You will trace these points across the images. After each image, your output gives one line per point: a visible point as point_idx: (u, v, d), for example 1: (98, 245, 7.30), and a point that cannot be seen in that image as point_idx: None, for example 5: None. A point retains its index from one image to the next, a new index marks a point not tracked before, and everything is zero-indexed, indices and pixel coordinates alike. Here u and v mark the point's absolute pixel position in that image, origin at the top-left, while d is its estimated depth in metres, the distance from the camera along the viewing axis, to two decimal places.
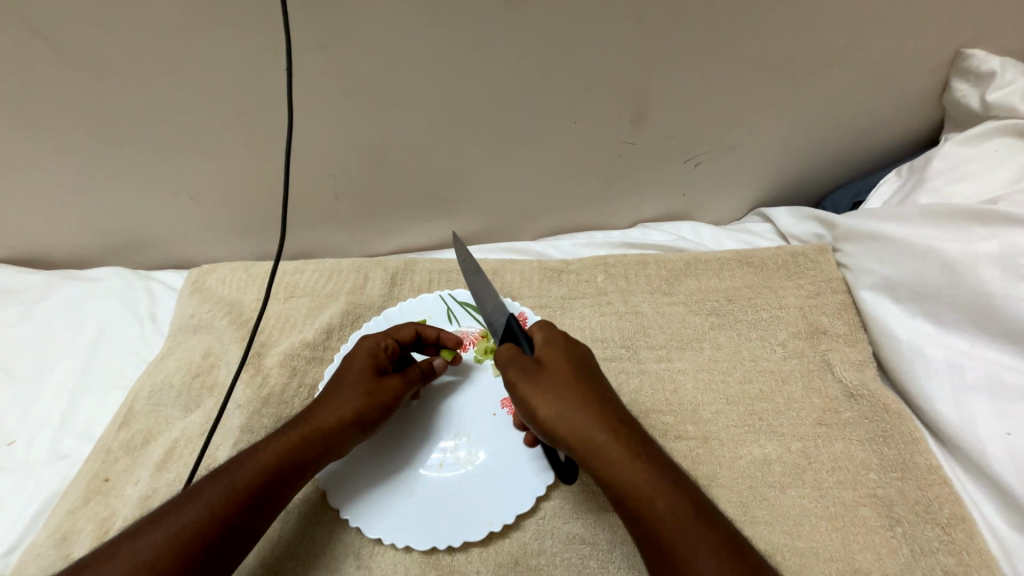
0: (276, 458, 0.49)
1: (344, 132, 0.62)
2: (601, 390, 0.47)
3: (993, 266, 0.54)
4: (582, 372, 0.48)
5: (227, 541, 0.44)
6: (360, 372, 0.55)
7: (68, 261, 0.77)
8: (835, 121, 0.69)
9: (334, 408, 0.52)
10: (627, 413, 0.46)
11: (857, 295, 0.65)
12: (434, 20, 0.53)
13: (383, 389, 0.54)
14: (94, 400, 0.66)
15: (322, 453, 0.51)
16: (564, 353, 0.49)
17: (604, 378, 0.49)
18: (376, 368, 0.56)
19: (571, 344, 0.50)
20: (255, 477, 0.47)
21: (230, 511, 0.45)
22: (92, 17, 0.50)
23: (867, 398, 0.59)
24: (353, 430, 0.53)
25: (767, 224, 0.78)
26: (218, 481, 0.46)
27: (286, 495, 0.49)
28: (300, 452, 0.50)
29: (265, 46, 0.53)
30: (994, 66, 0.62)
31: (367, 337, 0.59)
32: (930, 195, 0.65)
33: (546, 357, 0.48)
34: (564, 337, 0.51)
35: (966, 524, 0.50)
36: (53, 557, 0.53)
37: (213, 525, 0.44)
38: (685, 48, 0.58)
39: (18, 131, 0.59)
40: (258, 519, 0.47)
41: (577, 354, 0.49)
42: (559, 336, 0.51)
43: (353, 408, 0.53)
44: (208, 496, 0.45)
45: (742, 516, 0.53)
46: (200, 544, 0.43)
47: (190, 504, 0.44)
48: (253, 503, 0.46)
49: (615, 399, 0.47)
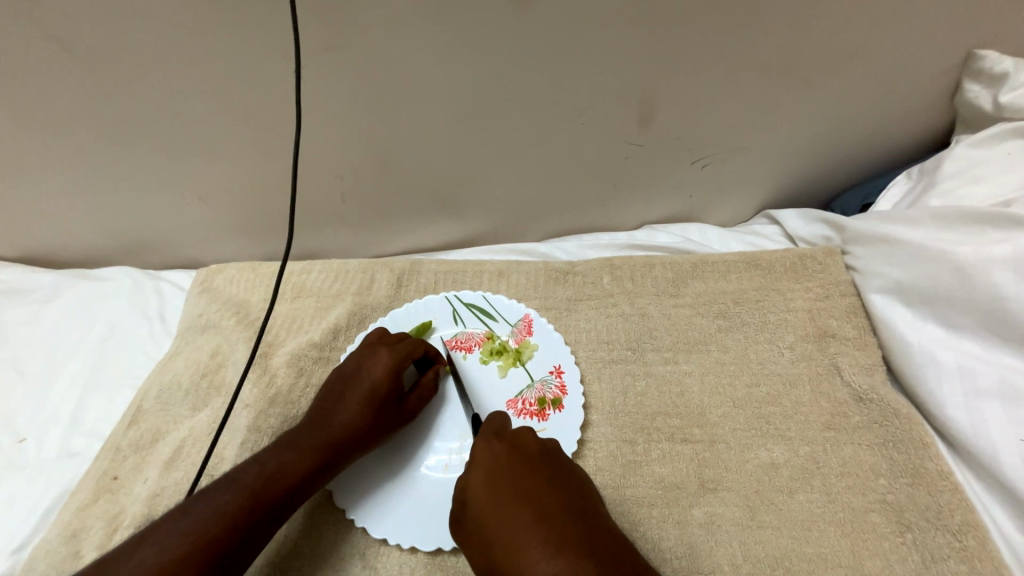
0: (290, 468, 0.51)
1: (352, 134, 0.63)
2: (528, 507, 0.43)
3: (1005, 270, 0.54)
4: (509, 489, 0.44)
5: (243, 547, 0.46)
6: (382, 388, 0.57)
7: (78, 260, 0.78)
8: (844, 122, 0.68)
9: (356, 424, 0.55)
10: (564, 531, 0.41)
11: (866, 298, 0.64)
12: (440, 23, 0.53)
13: (402, 409, 0.57)
14: (104, 398, 0.67)
15: (336, 463, 0.53)
16: (492, 467, 0.46)
17: (546, 483, 0.45)
18: (398, 386, 0.58)
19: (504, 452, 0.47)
20: (268, 486, 0.49)
21: (245, 517, 0.47)
22: (104, 21, 0.51)
23: (877, 402, 0.58)
24: (369, 441, 0.55)
25: (775, 226, 0.78)
26: (234, 487, 0.48)
27: (296, 503, 0.50)
28: (315, 463, 0.52)
29: (273, 50, 0.54)
30: (1008, 66, 0.61)
31: (387, 347, 0.60)
32: (941, 198, 0.64)
33: (473, 484, 0.46)
34: (501, 441, 0.48)
35: (977, 531, 0.50)
36: (64, 554, 0.53)
37: (231, 530, 0.46)
38: (692, 48, 0.58)
39: (30, 132, 0.60)
40: (270, 525, 0.48)
41: (509, 463, 0.46)
42: (485, 450, 0.47)
43: (373, 426, 0.55)
44: (224, 503, 0.47)
45: (748, 520, 0.53)
46: (216, 550, 0.44)
47: (207, 509, 0.46)
48: (270, 510, 0.48)
49: (550, 512, 0.43)
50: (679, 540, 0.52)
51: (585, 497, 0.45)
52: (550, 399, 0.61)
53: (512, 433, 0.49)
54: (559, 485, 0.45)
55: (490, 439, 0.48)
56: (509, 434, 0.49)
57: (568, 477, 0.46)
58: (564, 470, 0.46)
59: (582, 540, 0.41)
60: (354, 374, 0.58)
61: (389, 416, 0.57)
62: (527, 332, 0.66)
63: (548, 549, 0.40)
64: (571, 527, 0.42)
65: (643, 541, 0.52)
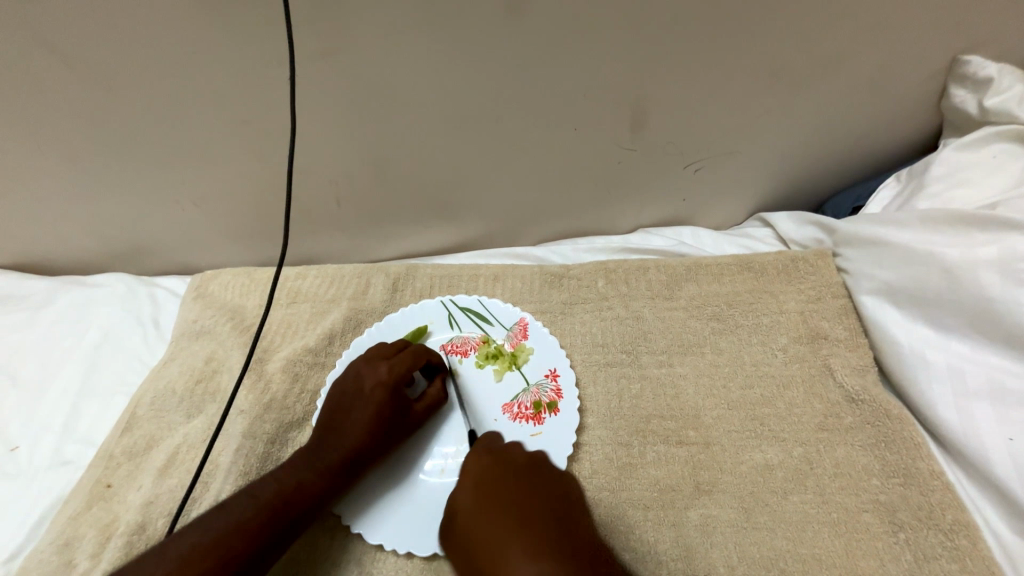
0: (304, 485, 0.51)
1: (347, 140, 0.63)
2: (485, 543, 0.42)
3: (993, 272, 0.55)
4: (470, 527, 0.45)
5: (256, 562, 0.46)
6: (388, 404, 0.56)
7: (70, 266, 0.78)
8: (834, 126, 0.69)
9: (363, 443, 0.54)
10: (543, 535, 0.41)
11: (857, 300, 0.65)
12: (435, 31, 0.54)
13: (411, 421, 0.57)
14: (97, 405, 0.66)
15: (347, 481, 0.53)
16: (460, 503, 0.47)
17: (529, 491, 0.45)
18: (403, 398, 0.58)
19: (465, 482, 0.48)
20: (282, 502, 0.49)
21: (259, 531, 0.47)
22: (98, 28, 0.51)
23: (868, 403, 0.59)
24: (380, 457, 0.55)
25: (767, 229, 0.78)
26: (252, 503, 0.49)
27: (312, 518, 0.51)
28: (325, 482, 0.52)
29: (267, 56, 0.54)
30: (991, 72, 0.62)
31: (387, 361, 0.60)
32: (930, 201, 0.65)
33: (460, 494, 0.47)
34: (463, 474, 0.49)
35: (969, 530, 0.50)
36: (57, 563, 0.53)
37: (245, 548, 0.46)
38: (685, 54, 0.59)
39: (24, 138, 0.60)
40: (287, 539, 0.49)
41: (467, 494, 0.47)
42: (476, 461, 0.49)
43: (381, 442, 0.55)
44: (242, 518, 0.47)
45: (743, 521, 0.53)
46: (231, 565, 0.45)
47: (223, 524, 0.47)
48: (284, 527, 0.49)
49: (501, 550, 0.41)
50: (674, 542, 0.52)
51: (572, 504, 0.45)
52: (546, 402, 0.61)
53: (504, 446, 0.50)
54: (543, 492, 0.45)
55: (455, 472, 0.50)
56: (500, 448, 0.50)
57: (553, 485, 0.47)
58: (528, 485, 0.46)
59: (564, 544, 0.41)
60: (356, 392, 0.58)
61: (398, 431, 0.56)
62: (522, 336, 0.67)
63: (527, 551, 0.40)
64: (551, 531, 0.42)
65: (639, 544, 0.52)
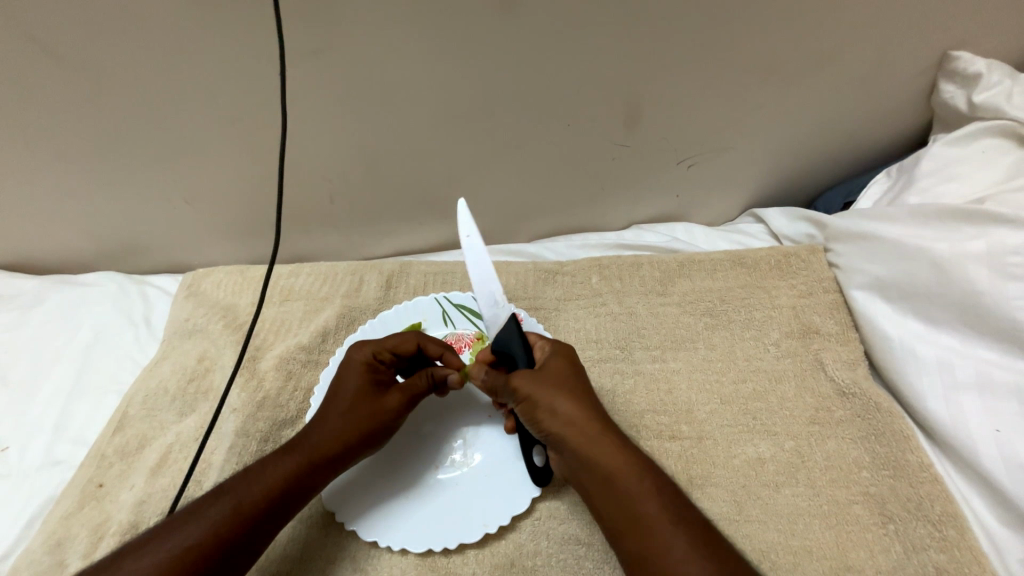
0: (284, 479, 0.49)
1: (339, 137, 0.63)
2: (589, 400, 0.50)
3: (981, 266, 0.55)
4: (570, 386, 0.51)
5: (232, 558, 0.45)
6: (362, 389, 0.55)
7: (60, 266, 0.77)
8: (825, 122, 0.70)
9: (335, 428, 0.53)
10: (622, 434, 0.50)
11: (849, 295, 0.65)
12: (427, 29, 0.54)
13: (390, 414, 0.55)
14: (88, 405, 0.66)
15: (326, 472, 0.52)
16: (551, 368, 0.52)
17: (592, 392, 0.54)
18: (375, 383, 0.56)
19: (554, 354, 0.54)
20: (268, 496, 0.48)
21: (237, 530, 0.45)
22: (86, 25, 0.51)
23: (858, 396, 0.59)
24: (358, 448, 0.53)
25: (759, 224, 0.79)
26: (233, 503, 0.46)
27: (295, 510, 0.50)
28: (301, 474, 0.50)
29: (258, 55, 0.54)
30: (981, 67, 0.63)
31: (367, 345, 0.59)
32: (920, 195, 0.66)
33: (553, 364, 0.52)
34: (553, 351, 0.54)
35: (957, 520, 0.51)
36: (48, 564, 0.53)
37: (218, 545, 0.44)
38: (678, 51, 0.59)
39: (11, 136, 0.59)
40: (268, 533, 0.47)
41: (563, 362, 0.53)
42: (560, 348, 0.55)
43: (356, 429, 0.53)
44: (220, 516, 0.45)
45: (735, 515, 0.53)
46: (208, 563, 0.43)
47: (200, 523, 0.44)
48: (260, 522, 0.47)
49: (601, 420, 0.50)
50: None
51: None
52: None
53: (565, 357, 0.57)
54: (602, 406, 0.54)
55: (541, 347, 0.56)
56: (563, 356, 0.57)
57: None
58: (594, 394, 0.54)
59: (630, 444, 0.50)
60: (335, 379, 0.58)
61: (372, 416, 0.54)
62: None
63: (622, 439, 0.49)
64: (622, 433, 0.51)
65: None
